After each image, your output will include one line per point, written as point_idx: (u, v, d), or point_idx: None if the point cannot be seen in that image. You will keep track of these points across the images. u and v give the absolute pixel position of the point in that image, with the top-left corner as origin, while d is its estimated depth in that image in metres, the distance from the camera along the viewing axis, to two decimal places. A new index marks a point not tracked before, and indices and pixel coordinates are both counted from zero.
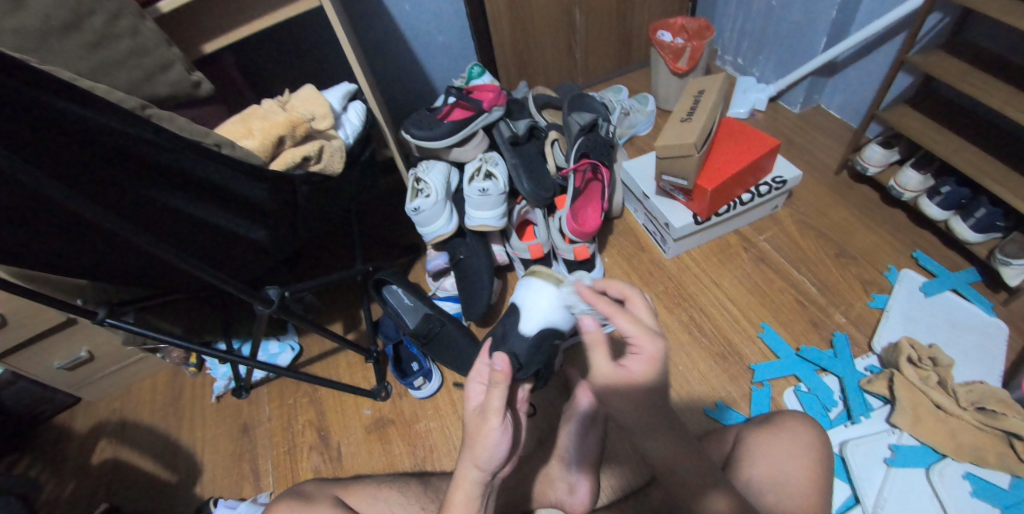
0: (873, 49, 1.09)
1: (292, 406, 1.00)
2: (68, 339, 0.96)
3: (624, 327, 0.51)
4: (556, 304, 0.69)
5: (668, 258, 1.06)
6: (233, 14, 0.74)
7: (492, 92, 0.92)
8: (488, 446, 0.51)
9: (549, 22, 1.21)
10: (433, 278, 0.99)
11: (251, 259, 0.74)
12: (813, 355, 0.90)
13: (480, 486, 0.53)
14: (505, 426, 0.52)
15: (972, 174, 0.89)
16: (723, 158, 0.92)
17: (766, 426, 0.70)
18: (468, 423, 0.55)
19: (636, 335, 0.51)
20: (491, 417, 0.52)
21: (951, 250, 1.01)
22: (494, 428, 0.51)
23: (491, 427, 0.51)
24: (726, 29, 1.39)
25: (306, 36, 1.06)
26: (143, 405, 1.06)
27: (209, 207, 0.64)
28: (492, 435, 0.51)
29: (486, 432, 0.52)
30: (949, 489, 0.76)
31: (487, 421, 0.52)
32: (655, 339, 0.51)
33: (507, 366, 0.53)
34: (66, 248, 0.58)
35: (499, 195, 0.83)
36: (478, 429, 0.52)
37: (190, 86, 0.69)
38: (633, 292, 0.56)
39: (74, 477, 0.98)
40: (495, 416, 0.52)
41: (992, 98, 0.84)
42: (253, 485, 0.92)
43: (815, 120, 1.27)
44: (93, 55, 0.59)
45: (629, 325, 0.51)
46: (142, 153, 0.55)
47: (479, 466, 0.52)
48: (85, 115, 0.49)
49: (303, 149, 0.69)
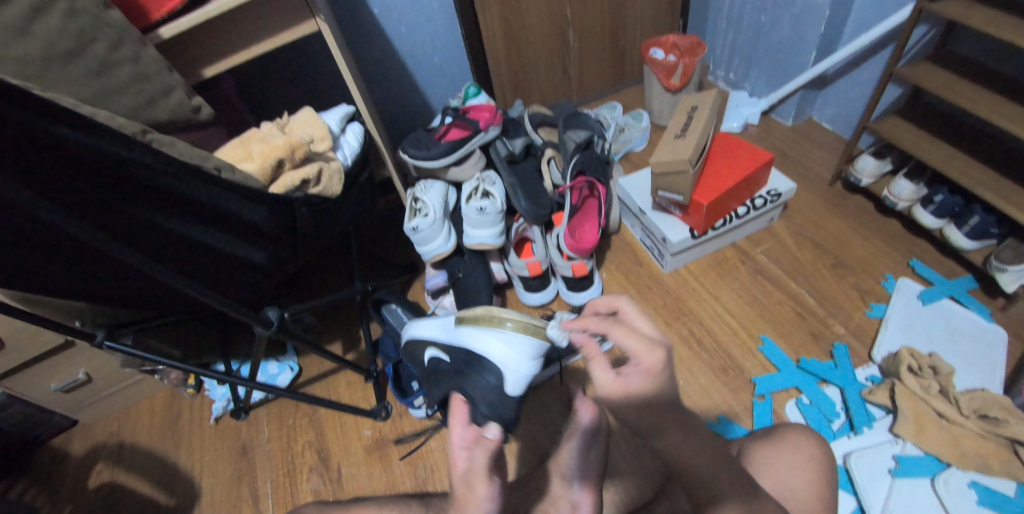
0: (863, 61, 1.10)
1: (291, 427, 1.00)
2: (66, 362, 0.95)
3: (620, 339, 0.49)
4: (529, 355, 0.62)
5: (665, 272, 1.06)
6: (233, 39, 0.76)
7: (488, 111, 0.93)
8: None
9: (544, 41, 1.23)
10: (431, 296, 0.97)
11: (250, 281, 0.74)
12: (813, 368, 0.90)
13: None
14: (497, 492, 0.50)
15: (966, 183, 0.89)
16: (718, 172, 0.93)
17: (769, 440, 0.69)
18: (457, 490, 0.51)
19: (633, 348, 0.48)
20: (480, 490, 0.48)
21: (947, 258, 1.01)
22: (485, 496, 0.48)
23: (482, 499, 0.48)
24: (718, 46, 1.41)
25: (304, 59, 1.08)
26: (141, 427, 1.05)
27: (209, 230, 0.65)
28: (484, 508, 0.48)
29: (475, 502, 0.48)
30: (955, 497, 0.76)
31: (478, 490, 0.49)
32: (654, 350, 0.48)
33: (497, 435, 0.51)
34: (70, 273, 0.59)
35: (497, 213, 0.84)
36: (468, 503, 0.49)
37: (190, 110, 0.70)
38: (623, 302, 0.54)
39: (70, 502, 0.96)
40: (484, 487, 0.49)
41: (979, 107, 0.85)
42: (252, 509, 0.90)
43: (808, 133, 1.28)
44: (96, 82, 0.60)
45: (624, 339, 0.49)
46: (146, 178, 0.56)
47: None
48: (89, 144, 0.50)
49: (303, 172, 0.70)
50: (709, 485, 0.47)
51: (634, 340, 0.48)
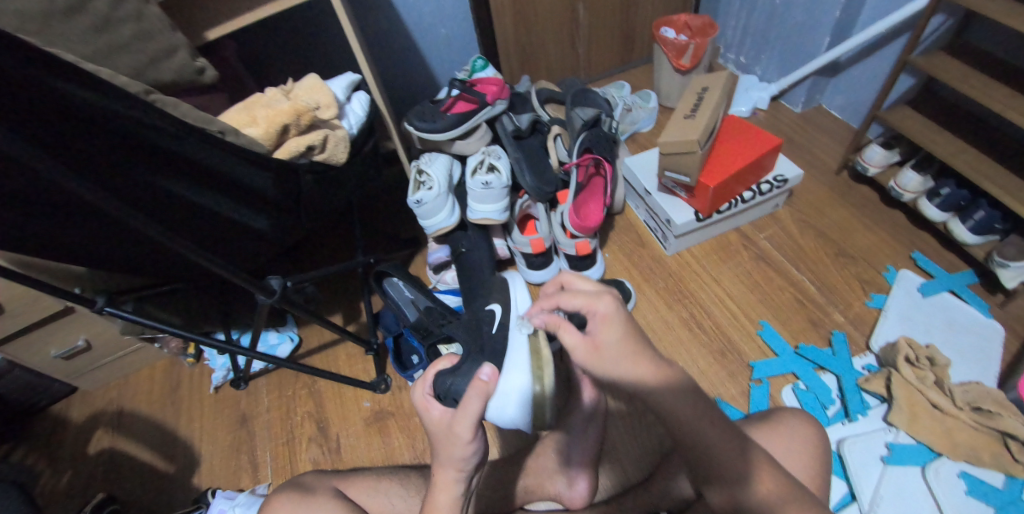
0: (877, 49, 1.09)
1: (291, 397, 1.00)
2: (66, 327, 0.95)
3: (571, 300, 0.50)
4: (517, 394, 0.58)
5: (668, 254, 1.06)
6: (238, 1, 0.74)
7: (495, 85, 0.92)
8: (462, 453, 0.48)
9: (553, 16, 1.21)
10: (434, 270, 0.98)
11: (252, 248, 0.74)
12: (811, 353, 0.90)
13: (459, 484, 0.50)
14: (478, 436, 0.49)
15: (973, 177, 0.89)
16: (726, 155, 0.92)
17: (766, 422, 0.70)
18: (435, 431, 0.51)
19: (584, 302, 0.50)
20: (463, 432, 0.47)
21: (948, 251, 1.01)
22: (466, 439, 0.48)
23: (463, 440, 0.48)
24: (729, 28, 1.39)
25: (309, 26, 1.06)
26: (141, 395, 1.06)
27: (212, 195, 0.64)
28: (464, 449, 0.48)
29: (454, 441, 0.48)
30: (944, 486, 0.77)
31: (459, 432, 0.48)
32: (602, 295, 0.49)
33: (490, 377, 0.48)
34: (71, 234, 0.58)
35: (502, 189, 0.83)
36: (451, 440, 0.49)
37: (194, 72, 0.69)
38: (565, 274, 0.56)
39: (70, 466, 0.97)
40: (468, 431, 0.48)
41: (991, 100, 0.84)
42: (251, 477, 0.91)
43: (816, 120, 1.27)
44: (97, 39, 0.58)
45: (574, 298, 0.50)
46: (149, 139, 0.55)
47: (457, 467, 0.49)
48: (93, 101, 0.49)
49: (308, 138, 0.69)
50: (706, 439, 0.46)
51: (580, 296, 0.49)
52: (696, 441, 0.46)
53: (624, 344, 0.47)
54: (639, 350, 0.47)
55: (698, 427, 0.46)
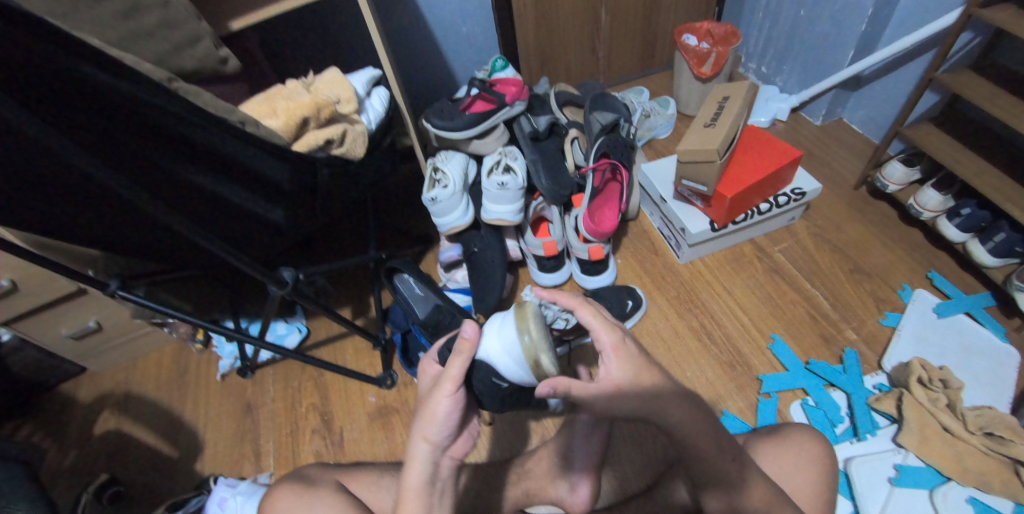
0: (902, 65, 1.07)
1: (296, 388, 1.01)
2: (79, 308, 0.96)
3: (587, 319, 0.52)
4: (505, 346, 0.50)
5: (680, 263, 1.05)
6: None
7: (514, 87, 0.92)
8: (437, 414, 0.51)
9: (575, 18, 1.20)
10: (445, 269, 0.98)
11: (267, 238, 0.74)
12: (822, 370, 0.89)
13: (429, 460, 0.51)
14: (458, 398, 0.51)
15: (995, 199, 0.87)
16: (744, 166, 0.91)
17: (774, 438, 0.70)
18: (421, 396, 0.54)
19: (598, 328, 0.51)
20: (443, 384, 0.51)
21: (966, 273, 1.00)
22: (444, 395, 0.50)
23: (442, 395, 0.50)
24: (752, 37, 1.37)
25: (331, 20, 1.06)
26: (149, 379, 1.07)
27: (230, 184, 0.64)
28: (445, 408, 0.51)
29: (433, 398, 0.51)
30: (952, 511, 0.76)
31: (440, 389, 0.51)
32: (617, 330, 0.51)
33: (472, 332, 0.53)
34: (90, 217, 0.58)
35: (517, 190, 0.83)
36: (429, 399, 0.52)
37: (216, 61, 0.69)
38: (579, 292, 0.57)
39: (77, 446, 0.98)
40: (450, 385, 0.51)
41: (1018, 121, 0.83)
42: (254, 466, 0.92)
43: (836, 133, 1.26)
44: (124, 25, 0.59)
45: (591, 319, 0.52)
46: (169, 127, 0.55)
47: (427, 437, 0.51)
48: (117, 86, 0.49)
49: (327, 131, 0.69)
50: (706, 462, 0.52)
51: (599, 319, 0.51)
52: (700, 454, 0.52)
53: (645, 404, 0.49)
54: (664, 407, 0.50)
55: (700, 442, 0.52)
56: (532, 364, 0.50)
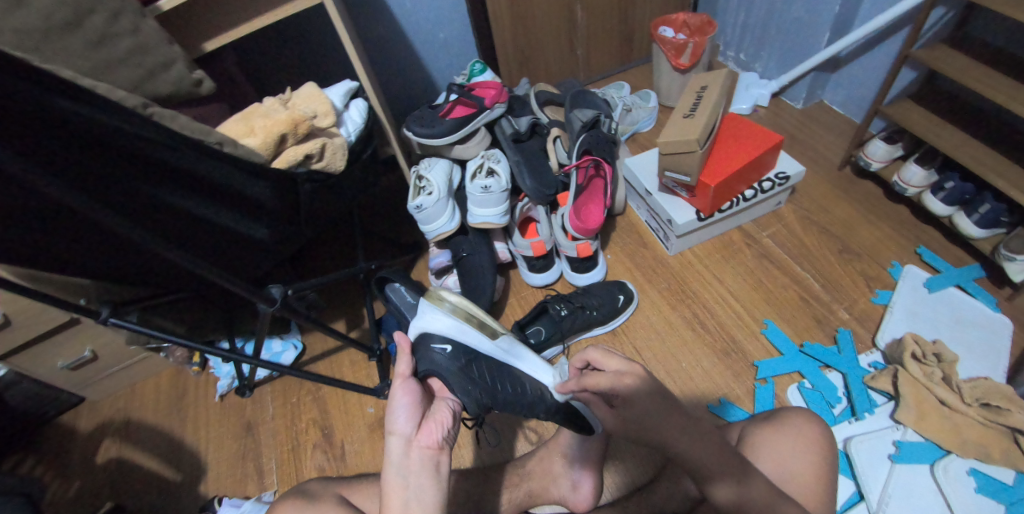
0: (877, 44, 1.08)
1: (295, 404, 1.00)
2: (72, 339, 0.96)
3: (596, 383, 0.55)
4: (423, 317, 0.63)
5: (670, 255, 1.06)
6: (235, 12, 0.74)
7: (493, 89, 0.93)
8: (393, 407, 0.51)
9: (551, 18, 1.20)
10: (435, 276, 0.97)
11: (254, 258, 0.74)
12: (816, 352, 0.89)
13: (400, 455, 0.47)
14: (410, 386, 0.53)
15: (979, 170, 0.88)
16: (726, 153, 0.91)
17: (770, 423, 0.71)
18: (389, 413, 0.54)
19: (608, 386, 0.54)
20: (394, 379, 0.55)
21: (955, 246, 1.00)
22: (395, 386, 0.53)
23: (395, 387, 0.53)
24: (728, 26, 1.38)
25: (307, 35, 1.06)
26: (148, 404, 1.07)
27: (213, 206, 0.64)
28: (398, 394, 0.52)
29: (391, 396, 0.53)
30: (953, 484, 0.76)
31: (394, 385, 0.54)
32: (623, 380, 0.53)
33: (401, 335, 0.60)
34: (77, 248, 0.59)
35: (501, 192, 0.83)
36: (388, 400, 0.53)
37: (191, 84, 0.68)
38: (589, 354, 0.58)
39: (79, 477, 0.98)
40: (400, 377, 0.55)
41: (995, 92, 0.83)
42: (257, 484, 0.92)
43: (818, 115, 1.26)
44: (95, 55, 0.58)
45: (597, 379, 0.55)
46: (147, 153, 0.55)
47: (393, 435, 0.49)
48: (91, 116, 0.50)
49: (305, 147, 0.69)
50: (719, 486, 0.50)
51: (601, 382, 0.54)
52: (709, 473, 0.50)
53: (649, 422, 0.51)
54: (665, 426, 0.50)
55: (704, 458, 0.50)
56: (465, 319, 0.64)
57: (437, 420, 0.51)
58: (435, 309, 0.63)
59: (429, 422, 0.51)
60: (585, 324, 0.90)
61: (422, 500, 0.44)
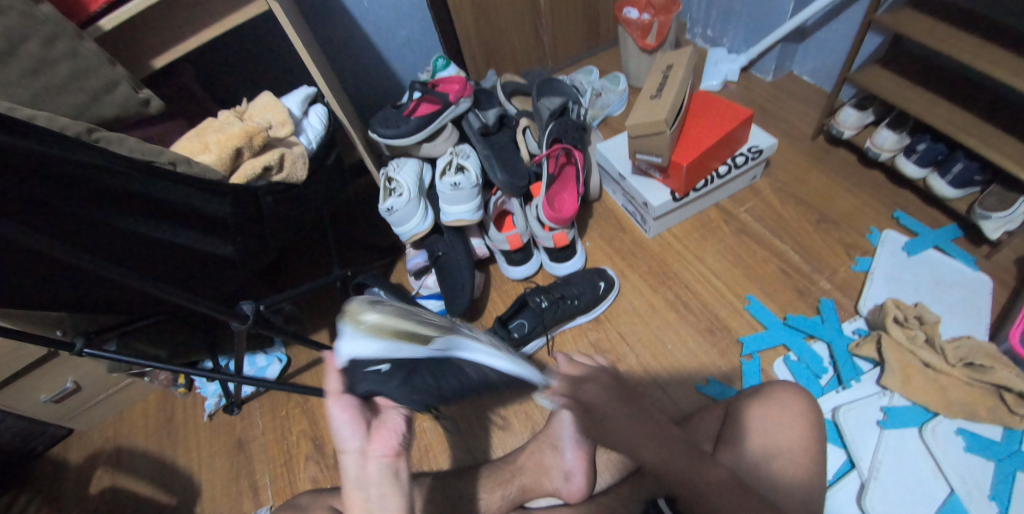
0: (841, 12, 1.07)
1: (285, 418, 0.99)
2: (51, 373, 0.92)
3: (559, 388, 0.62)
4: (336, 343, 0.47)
5: (649, 237, 1.05)
6: (181, 26, 0.72)
7: (458, 84, 0.92)
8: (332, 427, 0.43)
9: (513, 7, 1.18)
10: (415, 277, 0.96)
11: (227, 279, 0.72)
12: (799, 323, 0.89)
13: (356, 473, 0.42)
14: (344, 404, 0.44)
15: (949, 131, 0.88)
16: (697, 131, 0.90)
17: (756, 397, 0.72)
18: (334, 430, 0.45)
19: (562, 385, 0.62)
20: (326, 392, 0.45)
21: (931, 208, 1.00)
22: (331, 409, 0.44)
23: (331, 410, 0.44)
24: (694, 3, 1.36)
25: (264, 43, 1.03)
26: (137, 430, 1.05)
27: (176, 229, 0.62)
28: (335, 413, 0.43)
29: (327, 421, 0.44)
30: (942, 445, 0.77)
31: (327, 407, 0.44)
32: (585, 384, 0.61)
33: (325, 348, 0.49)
34: (37, 286, 0.56)
35: (472, 188, 0.82)
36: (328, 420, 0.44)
37: (139, 104, 0.66)
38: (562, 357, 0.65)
39: (73, 509, 0.97)
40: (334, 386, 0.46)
41: (961, 52, 0.83)
42: (252, 501, 0.91)
43: (788, 87, 1.25)
44: (33, 82, 0.56)
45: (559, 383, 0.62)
46: (99, 180, 0.53)
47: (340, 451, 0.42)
48: (36, 149, 0.48)
49: (263, 158, 0.68)
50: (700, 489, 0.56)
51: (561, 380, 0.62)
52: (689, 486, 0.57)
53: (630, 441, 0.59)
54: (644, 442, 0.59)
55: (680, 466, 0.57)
56: (393, 333, 0.47)
57: (390, 426, 0.44)
58: (346, 329, 0.46)
59: (381, 429, 0.43)
60: (565, 314, 0.91)
61: (385, 510, 0.40)
